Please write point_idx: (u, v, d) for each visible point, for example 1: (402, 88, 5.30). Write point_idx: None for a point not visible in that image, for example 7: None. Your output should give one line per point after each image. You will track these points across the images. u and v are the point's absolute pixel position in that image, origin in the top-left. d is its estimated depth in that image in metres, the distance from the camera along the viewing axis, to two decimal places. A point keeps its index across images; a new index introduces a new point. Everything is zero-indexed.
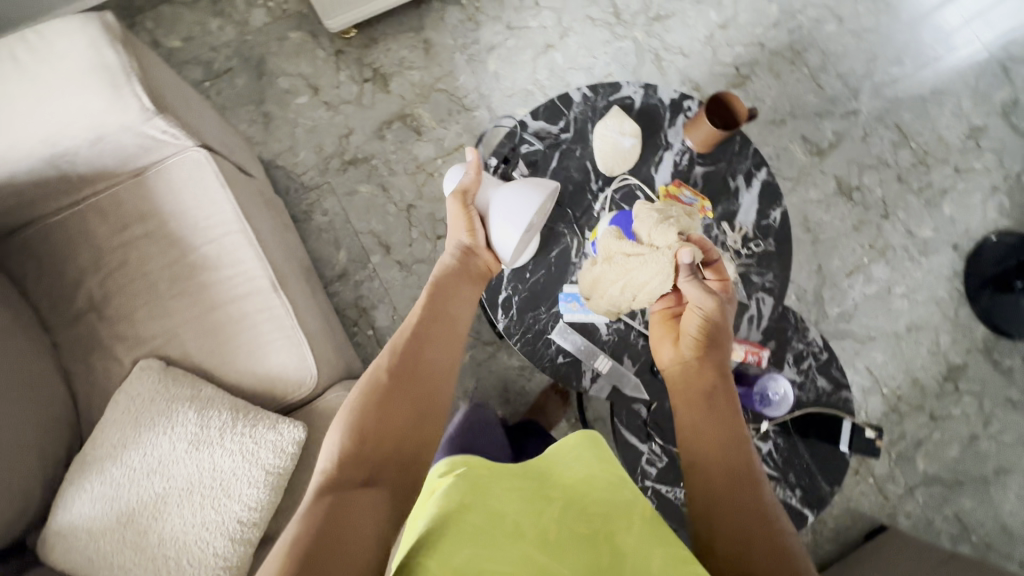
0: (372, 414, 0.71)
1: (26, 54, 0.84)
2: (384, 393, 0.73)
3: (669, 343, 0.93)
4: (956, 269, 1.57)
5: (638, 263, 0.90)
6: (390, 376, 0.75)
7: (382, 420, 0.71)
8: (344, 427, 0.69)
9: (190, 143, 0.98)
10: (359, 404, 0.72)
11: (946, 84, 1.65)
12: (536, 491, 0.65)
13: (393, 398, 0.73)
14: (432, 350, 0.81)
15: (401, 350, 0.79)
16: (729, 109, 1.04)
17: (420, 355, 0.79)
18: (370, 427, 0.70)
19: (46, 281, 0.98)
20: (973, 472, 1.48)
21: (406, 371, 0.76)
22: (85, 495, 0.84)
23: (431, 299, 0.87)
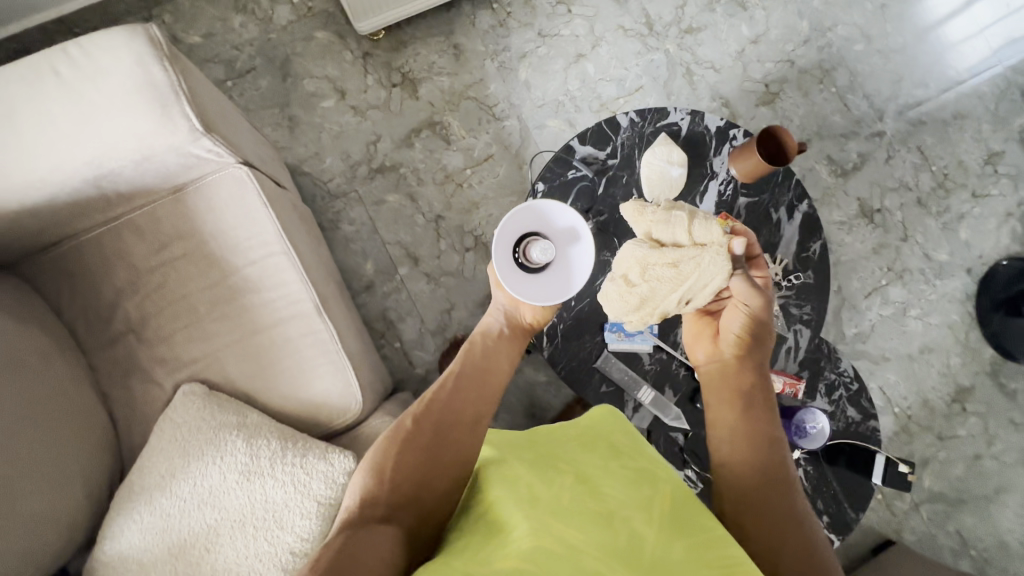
0: (391, 457, 0.78)
1: (68, 69, 0.80)
2: (407, 439, 0.80)
3: (707, 339, 0.92)
4: (969, 293, 1.61)
5: (692, 266, 0.81)
6: (413, 424, 0.82)
7: (404, 465, 0.77)
8: (367, 468, 0.78)
9: (231, 160, 0.94)
10: (383, 450, 0.79)
11: (968, 107, 1.67)
12: (548, 469, 0.73)
13: (416, 447, 0.79)
14: (455, 401, 0.86)
15: (428, 401, 0.85)
16: (777, 143, 1.04)
17: (445, 407, 0.85)
18: (392, 472, 0.77)
19: (81, 301, 0.95)
20: (976, 490, 1.54)
21: (431, 426, 0.82)
22: (134, 525, 0.83)
23: (468, 354, 0.92)
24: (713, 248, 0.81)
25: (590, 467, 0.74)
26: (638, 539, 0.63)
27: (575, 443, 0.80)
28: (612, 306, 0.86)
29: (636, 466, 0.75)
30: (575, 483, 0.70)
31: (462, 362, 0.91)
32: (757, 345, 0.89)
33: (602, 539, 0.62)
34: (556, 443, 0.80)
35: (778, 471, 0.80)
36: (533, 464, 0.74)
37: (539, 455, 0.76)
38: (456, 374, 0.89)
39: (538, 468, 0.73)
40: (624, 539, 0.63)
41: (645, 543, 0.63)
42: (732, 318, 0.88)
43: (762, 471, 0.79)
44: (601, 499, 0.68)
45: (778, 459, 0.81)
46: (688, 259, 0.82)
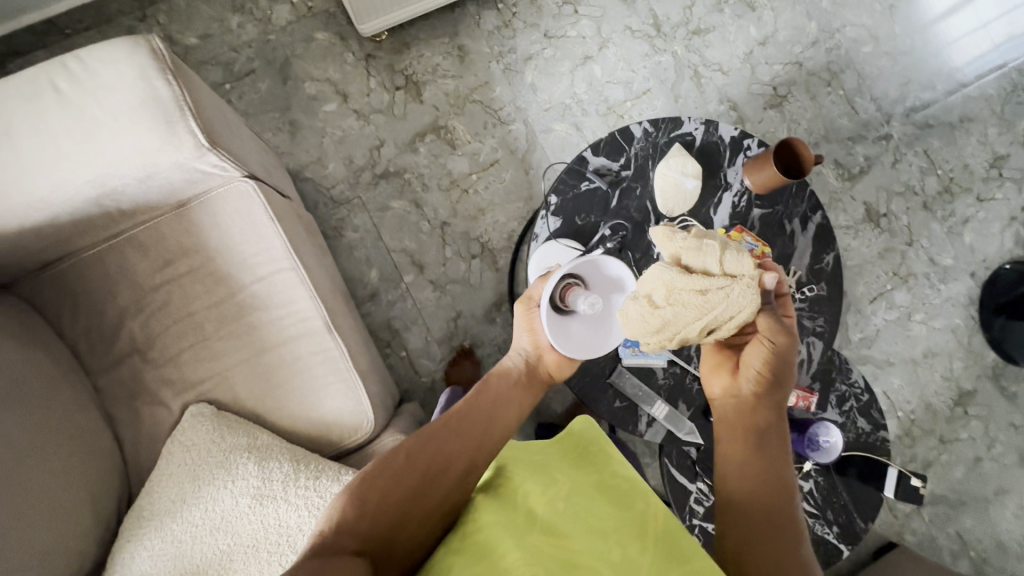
0: (377, 485, 0.70)
1: (69, 84, 0.77)
2: (396, 473, 0.71)
3: (725, 372, 0.87)
4: (972, 297, 1.62)
5: (720, 296, 0.80)
6: (407, 460, 0.73)
7: (389, 500, 0.69)
8: (349, 492, 0.69)
9: (237, 174, 0.92)
10: (368, 480, 0.71)
11: (974, 110, 1.66)
12: (543, 481, 0.69)
13: (403, 486, 0.71)
14: (453, 445, 0.75)
15: (425, 435, 0.76)
16: (794, 154, 1.03)
17: (444, 444, 0.75)
18: (373, 505, 0.68)
19: (83, 320, 0.93)
20: (976, 492, 1.55)
21: (425, 465, 0.72)
22: (144, 553, 0.81)
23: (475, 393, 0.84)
24: (744, 280, 0.81)
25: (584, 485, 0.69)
26: (632, 563, 0.57)
27: (567, 464, 0.75)
28: (628, 328, 0.81)
29: (631, 484, 0.70)
30: (568, 500, 0.65)
31: (468, 404, 0.82)
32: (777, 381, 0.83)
33: (602, 560, 0.56)
34: (548, 463, 0.75)
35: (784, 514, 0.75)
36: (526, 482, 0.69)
37: (533, 475, 0.71)
38: (460, 416, 0.79)
39: (533, 484, 0.68)
40: (622, 563, 0.57)
41: (641, 566, 0.56)
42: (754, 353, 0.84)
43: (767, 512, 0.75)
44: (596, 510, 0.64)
45: (788, 504, 0.76)
46: (717, 288, 0.81)
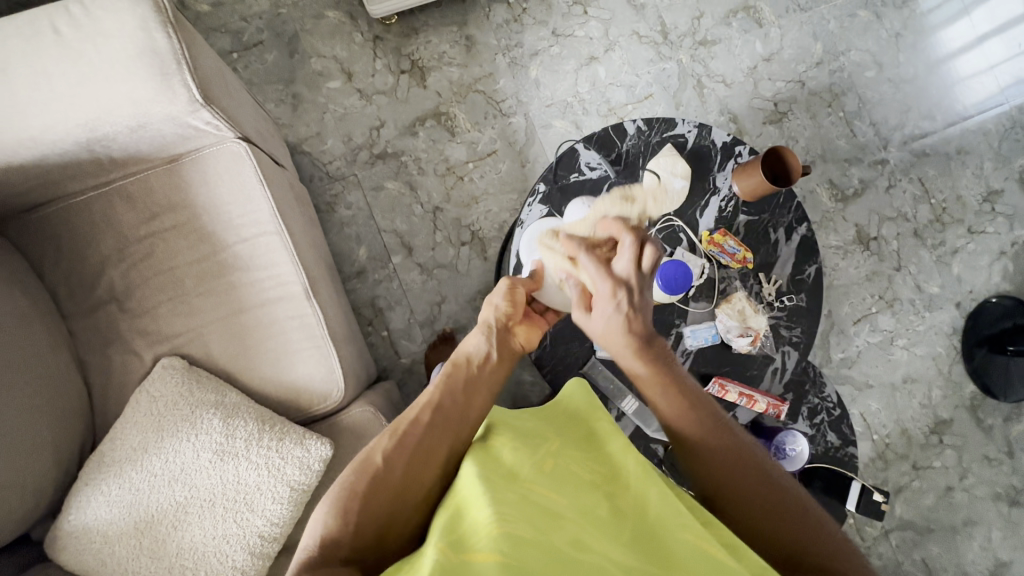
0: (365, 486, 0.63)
1: (69, 28, 0.78)
2: (379, 473, 0.64)
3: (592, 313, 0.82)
4: (956, 327, 1.62)
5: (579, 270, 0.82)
6: (391, 460, 0.65)
7: (371, 499, 0.62)
8: (330, 503, 0.62)
9: (230, 135, 0.93)
10: (347, 485, 0.64)
11: (971, 143, 1.67)
12: (532, 447, 0.67)
13: (388, 484, 0.64)
14: (435, 433, 0.69)
15: (403, 430, 0.68)
16: (782, 164, 1.04)
17: (424, 431, 0.68)
18: (360, 504, 0.62)
19: (64, 265, 0.93)
20: (945, 520, 1.54)
21: (407, 458, 0.66)
22: (101, 498, 0.82)
23: (447, 377, 0.75)
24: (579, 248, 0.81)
25: (567, 445, 0.70)
26: (615, 531, 0.58)
27: (549, 422, 0.77)
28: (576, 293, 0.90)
29: (609, 430, 0.72)
30: (554, 467, 0.65)
31: (441, 389, 0.74)
32: (644, 342, 0.76)
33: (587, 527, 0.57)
34: (534, 423, 0.76)
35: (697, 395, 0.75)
36: (509, 440, 0.69)
37: (520, 434, 0.71)
38: (435, 403, 0.72)
39: (518, 442, 0.68)
40: (601, 524, 0.57)
41: (623, 529, 0.58)
42: (596, 315, 0.78)
43: (686, 420, 0.72)
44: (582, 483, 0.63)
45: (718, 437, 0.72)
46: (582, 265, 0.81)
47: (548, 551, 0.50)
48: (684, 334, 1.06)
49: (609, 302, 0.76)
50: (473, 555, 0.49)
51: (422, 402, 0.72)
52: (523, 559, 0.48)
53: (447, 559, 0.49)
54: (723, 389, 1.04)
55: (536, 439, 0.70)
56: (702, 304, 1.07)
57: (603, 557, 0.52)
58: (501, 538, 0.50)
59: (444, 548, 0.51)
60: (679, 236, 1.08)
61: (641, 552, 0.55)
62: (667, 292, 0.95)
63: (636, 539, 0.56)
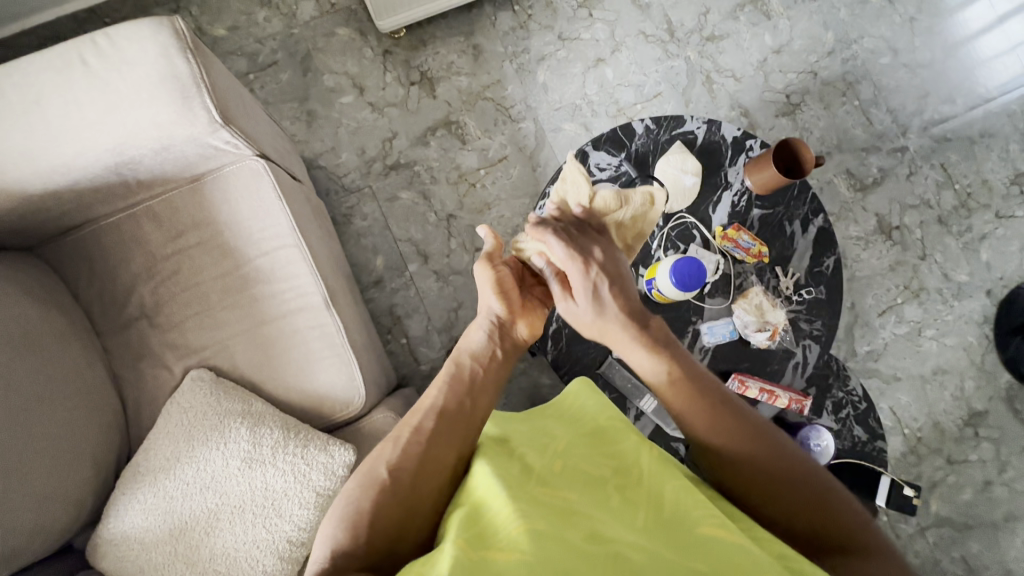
0: (372, 500, 0.63)
1: (96, 59, 0.82)
2: (389, 482, 0.65)
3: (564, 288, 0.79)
4: (988, 315, 1.57)
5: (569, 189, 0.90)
6: (395, 472, 0.66)
7: (382, 508, 0.63)
8: (337, 518, 0.63)
9: (249, 152, 0.96)
10: (355, 498, 0.64)
11: (995, 125, 1.63)
12: (539, 452, 0.69)
13: (394, 495, 0.64)
14: (440, 438, 0.69)
15: (405, 441, 0.68)
16: (794, 156, 1.03)
17: (426, 438, 0.69)
18: (371, 512, 0.63)
19: (97, 285, 0.98)
20: (984, 517, 1.49)
21: (416, 464, 0.67)
22: (137, 507, 0.85)
23: (448, 380, 0.75)
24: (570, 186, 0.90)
25: (575, 441, 0.72)
26: (629, 514, 0.58)
27: (555, 420, 0.78)
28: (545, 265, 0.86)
29: (618, 427, 0.73)
30: (563, 465, 0.66)
31: (442, 393, 0.74)
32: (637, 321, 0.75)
33: (599, 515, 0.57)
34: (542, 423, 0.78)
35: (710, 385, 0.73)
36: (519, 447, 0.70)
37: (529, 440, 0.72)
38: (441, 409, 0.72)
39: (528, 448, 0.69)
40: (614, 514, 0.58)
41: (638, 511, 0.59)
42: (581, 297, 0.76)
43: (696, 400, 0.71)
44: (596, 477, 0.65)
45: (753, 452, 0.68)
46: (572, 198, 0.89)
47: (563, 539, 0.52)
48: (701, 331, 1.05)
49: (588, 277, 0.75)
50: (493, 552, 0.50)
51: (428, 407, 0.72)
52: (542, 549, 0.49)
53: (465, 556, 0.50)
54: (743, 385, 1.02)
55: (543, 442, 0.72)
56: (719, 301, 1.06)
57: (621, 542, 0.52)
58: (522, 536, 0.51)
59: (463, 545, 0.52)
60: (692, 233, 1.08)
61: (656, 530, 0.56)
62: (682, 290, 0.95)
63: (653, 522, 0.57)
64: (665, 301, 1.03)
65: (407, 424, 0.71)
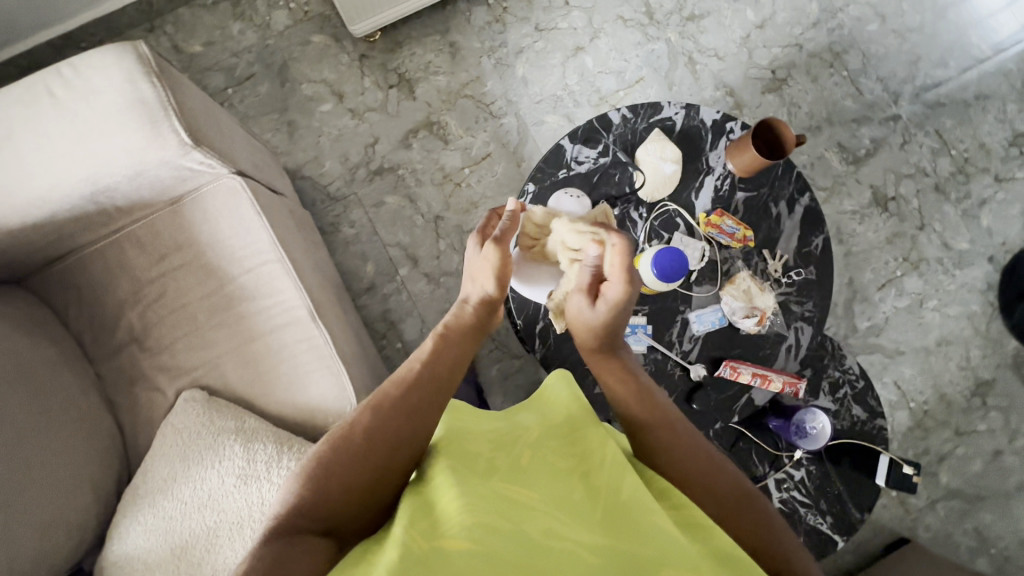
0: (340, 463, 0.61)
1: (63, 90, 0.83)
2: (362, 447, 0.62)
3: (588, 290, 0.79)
4: (991, 282, 1.54)
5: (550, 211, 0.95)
6: (368, 438, 0.63)
7: (349, 472, 0.61)
8: (299, 476, 0.60)
9: (225, 171, 0.97)
10: (322, 457, 0.62)
11: (991, 87, 1.58)
12: (503, 447, 0.68)
13: (364, 461, 0.62)
14: (419, 413, 0.66)
15: (383, 407, 0.65)
16: (775, 136, 1.01)
17: (404, 409, 0.66)
18: (342, 476, 0.60)
19: (87, 312, 0.99)
20: (996, 487, 1.47)
21: (393, 434, 0.64)
22: (139, 527, 0.87)
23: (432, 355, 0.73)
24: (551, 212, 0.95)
25: (544, 434, 0.71)
26: (583, 511, 0.58)
27: (525, 413, 0.78)
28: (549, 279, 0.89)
29: (589, 418, 0.73)
30: (529, 456, 0.66)
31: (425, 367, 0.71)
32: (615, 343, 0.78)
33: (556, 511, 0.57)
34: (512, 417, 0.77)
35: (663, 402, 0.74)
36: (483, 442, 0.68)
37: (494, 434, 0.71)
38: (423, 381, 0.69)
39: (493, 443, 0.69)
40: (574, 510, 0.58)
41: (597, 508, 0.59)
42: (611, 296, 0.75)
43: (651, 413, 0.72)
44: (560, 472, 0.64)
45: (705, 469, 0.68)
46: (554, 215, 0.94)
47: (514, 537, 0.51)
48: (690, 319, 1.04)
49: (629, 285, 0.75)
50: (444, 540, 0.50)
51: (408, 379, 0.69)
52: (489, 547, 0.50)
53: (415, 548, 0.50)
54: (735, 372, 1.01)
55: (506, 434, 0.71)
56: (706, 288, 1.05)
57: (576, 542, 0.52)
58: (471, 528, 0.51)
59: (417, 537, 0.51)
60: (676, 221, 1.06)
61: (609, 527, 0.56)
62: (664, 282, 0.94)
63: (610, 520, 0.57)
64: (650, 292, 1.03)
65: (388, 390, 0.68)
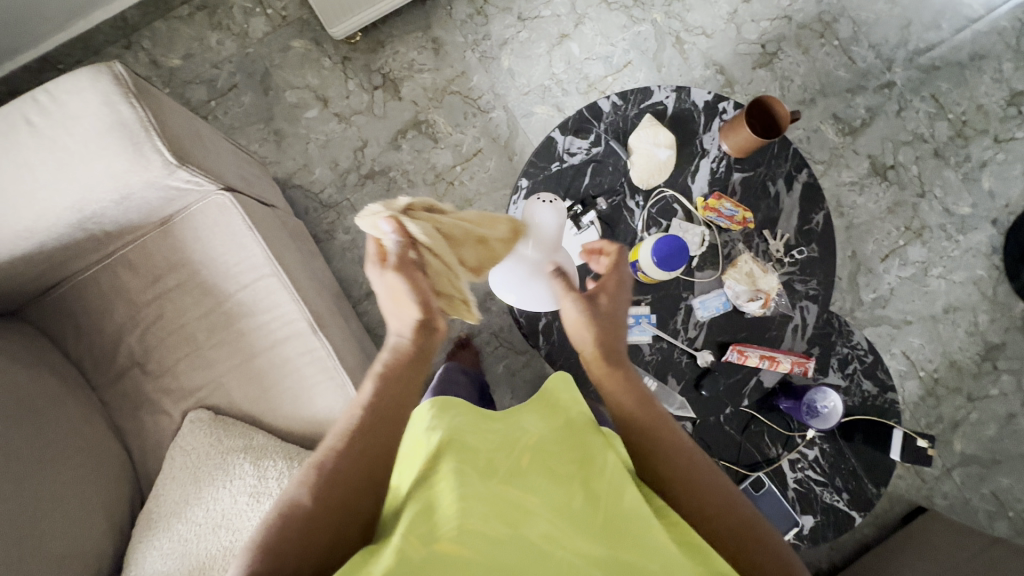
0: (298, 526, 0.56)
1: (40, 117, 0.81)
2: (320, 482, 0.59)
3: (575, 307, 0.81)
4: (995, 245, 1.52)
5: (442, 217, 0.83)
6: (322, 496, 0.58)
7: (309, 533, 0.56)
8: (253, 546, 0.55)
9: (213, 188, 0.95)
10: (274, 524, 0.56)
11: (986, 46, 1.56)
12: (504, 447, 0.66)
13: (323, 519, 0.57)
14: (366, 457, 0.61)
15: (328, 462, 0.60)
16: (769, 114, 0.99)
17: (351, 462, 0.61)
18: (307, 513, 0.57)
19: (86, 340, 0.98)
20: (1010, 450, 1.47)
21: (339, 452, 0.61)
22: (155, 553, 0.85)
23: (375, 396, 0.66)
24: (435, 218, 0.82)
25: (545, 436, 0.69)
26: (582, 519, 0.56)
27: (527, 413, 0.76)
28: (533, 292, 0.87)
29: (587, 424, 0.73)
30: (531, 456, 0.64)
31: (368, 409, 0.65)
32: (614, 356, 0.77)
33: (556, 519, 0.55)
34: (513, 417, 0.75)
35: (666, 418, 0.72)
36: (485, 443, 0.66)
37: (495, 434, 0.69)
38: (366, 425, 0.64)
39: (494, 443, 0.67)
40: (574, 518, 0.56)
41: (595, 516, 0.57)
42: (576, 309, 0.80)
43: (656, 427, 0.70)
44: (560, 474, 0.63)
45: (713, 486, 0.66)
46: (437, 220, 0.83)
47: (512, 545, 0.50)
48: (694, 306, 1.02)
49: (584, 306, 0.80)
50: (441, 544, 0.48)
51: (349, 426, 0.64)
52: (490, 556, 0.48)
53: (412, 552, 0.47)
54: (743, 355, 1.00)
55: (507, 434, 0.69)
56: (708, 273, 1.04)
57: (572, 554, 0.51)
58: (471, 536, 0.49)
59: (413, 541, 0.49)
60: (674, 207, 1.05)
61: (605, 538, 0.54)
62: (664, 267, 0.92)
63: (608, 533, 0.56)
64: (652, 282, 1.01)
65: (331, 444, 0.62)
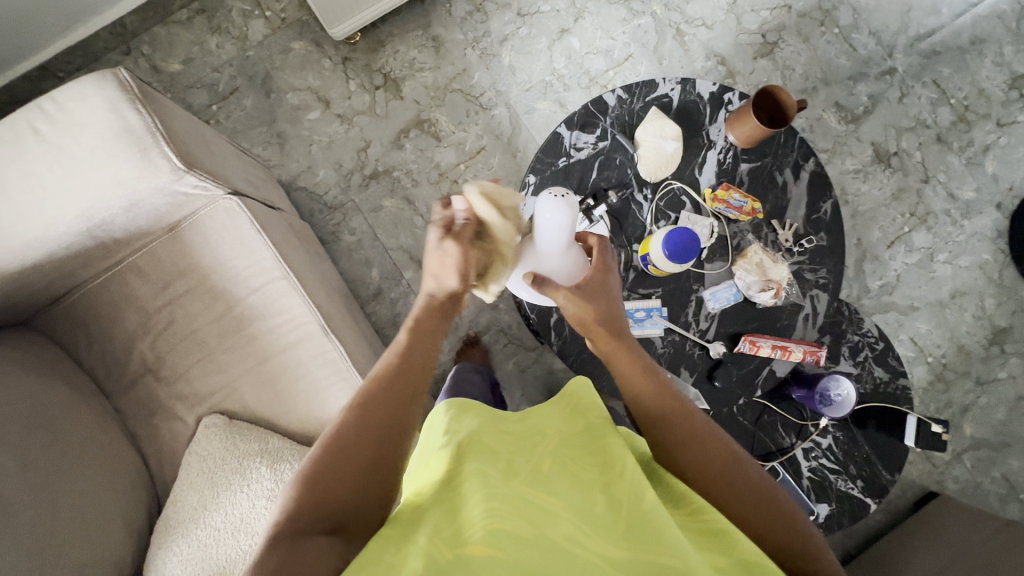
0: (334, 469, 0.56)
1: (46, 125, 0.81)
2: (356, 419, 0.59)
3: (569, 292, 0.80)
4: (1000, 229, 1.53)
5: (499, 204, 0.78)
6: (358, 436, 0.58)
7: (346, 475, 0.56)
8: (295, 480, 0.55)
9: (221, 193, 0.95)
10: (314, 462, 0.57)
11: (986, 31, 1.56)
12: (524, 453, 0.65)
13: (357, 464, 0.57)
14: (397, 407, 0.62)
15: (363, 403, 0.61)
16: (776, 104, 0.99)
17: (382, 409, 0.61)
18: (346, 448, 0.57)
19: (98, 348, 0.98)
20: (1020, 433, 1.47)
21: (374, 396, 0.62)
22: (174, 559, 0.84)
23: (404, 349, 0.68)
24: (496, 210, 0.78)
25: (563, 444, 0.69)
26: (606, 522, 0.56)
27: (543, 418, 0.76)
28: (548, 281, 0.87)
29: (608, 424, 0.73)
30: (551, 462, 0.64)
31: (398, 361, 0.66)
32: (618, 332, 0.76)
33: (581, 522, 0.55)
34: (530, 422, 0.74)
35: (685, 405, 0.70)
36: (505, 447, 0.66)
37: (512, 438, 0.68)
38: (396, 375, 0.65)
39: (514, 448, 0.66)
40: (598, 521, 0.56)
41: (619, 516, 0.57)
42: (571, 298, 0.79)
43: (678, 415, 0.68)
44: (581, 480, 0.63)
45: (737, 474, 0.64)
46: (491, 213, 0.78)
47: (539, 546, 0.49)
48: (705, 298, 1.02)
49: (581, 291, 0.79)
50: (469, 548, 0.47)
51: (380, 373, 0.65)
52: (518, 556, 0.47)
53: (439, 556, 0.47)
54: (755, 346, 1.00)
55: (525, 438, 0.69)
56: (718, 265, 1.04)
57: (598, 556, 0.50)
58: (498, 538, 0.49)
59: (439, 544, 0.49)
60: (682, 200, 1.05)
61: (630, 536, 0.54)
62: (675, 260, 0.92)
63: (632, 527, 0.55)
64: (662, 275, 1.01)
65: (365, 387, 0.63)
